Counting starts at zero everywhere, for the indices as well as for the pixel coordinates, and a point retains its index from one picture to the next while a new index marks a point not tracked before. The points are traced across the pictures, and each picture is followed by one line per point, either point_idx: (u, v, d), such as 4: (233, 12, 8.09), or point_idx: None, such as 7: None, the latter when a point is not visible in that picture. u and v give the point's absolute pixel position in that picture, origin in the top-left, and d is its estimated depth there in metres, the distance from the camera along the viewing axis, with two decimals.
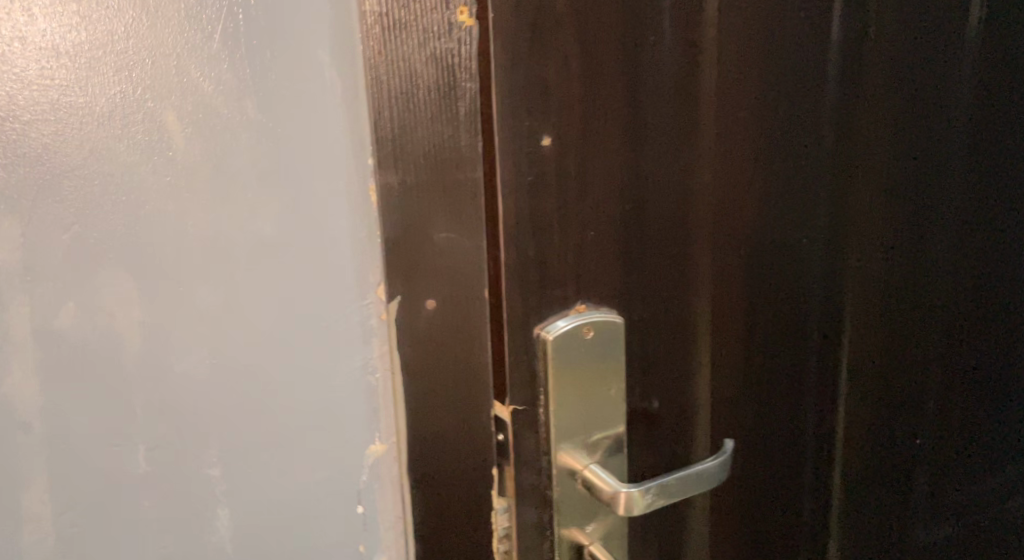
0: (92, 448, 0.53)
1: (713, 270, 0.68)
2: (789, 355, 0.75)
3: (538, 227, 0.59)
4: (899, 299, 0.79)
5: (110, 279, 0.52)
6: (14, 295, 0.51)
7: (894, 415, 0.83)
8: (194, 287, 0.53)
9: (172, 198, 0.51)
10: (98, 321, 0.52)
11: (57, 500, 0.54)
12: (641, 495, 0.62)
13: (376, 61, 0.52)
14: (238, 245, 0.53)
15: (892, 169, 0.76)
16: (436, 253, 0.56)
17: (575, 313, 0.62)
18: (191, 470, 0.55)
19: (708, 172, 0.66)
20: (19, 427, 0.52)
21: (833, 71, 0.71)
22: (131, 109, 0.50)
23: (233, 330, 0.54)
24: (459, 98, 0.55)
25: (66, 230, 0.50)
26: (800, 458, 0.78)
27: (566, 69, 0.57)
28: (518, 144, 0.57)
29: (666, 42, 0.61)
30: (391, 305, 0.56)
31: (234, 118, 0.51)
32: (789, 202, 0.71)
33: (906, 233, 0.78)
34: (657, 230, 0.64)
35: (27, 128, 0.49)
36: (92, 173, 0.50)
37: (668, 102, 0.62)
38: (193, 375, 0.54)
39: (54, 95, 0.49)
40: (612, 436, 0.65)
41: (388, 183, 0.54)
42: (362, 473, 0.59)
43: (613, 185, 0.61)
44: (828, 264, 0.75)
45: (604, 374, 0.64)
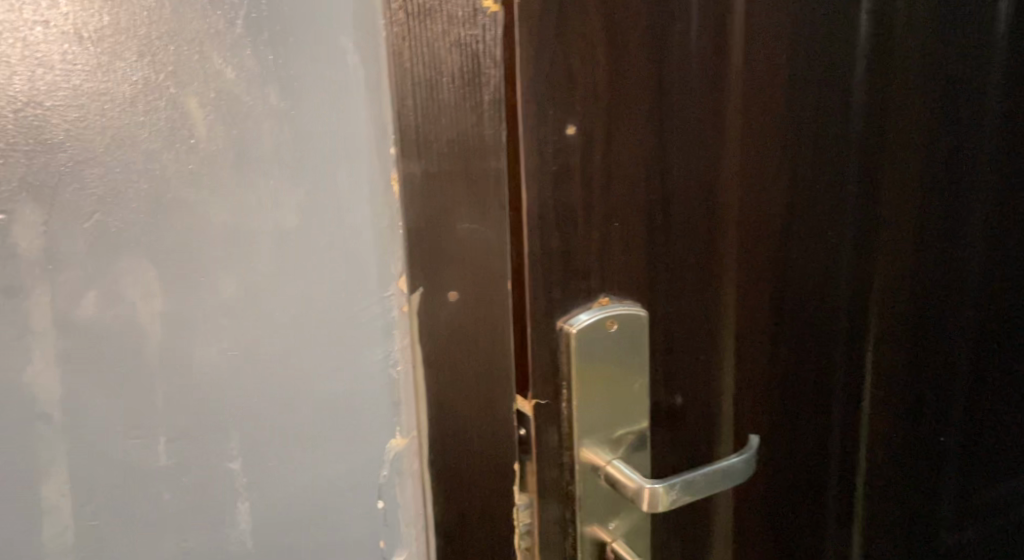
0: (113, 441, 0.53)
1: (739, 263, 0.67)
2: (816, 352, 0.73)
3: (562, 219, 0.58)
4: (924, 294, 0.78)
5: (132, 269, 0.51)
6: (35, 285, 0.50)
7: (919, 411, 0.82)
8: (217, 278, 0.52)
9: (195, 187, 0.51)
10: (120, 312, 0.51)
11: (78, 493, 0.53)
12: (667, 491, 0.61)
13: (399, 48, 0.51)
14: (260, 236, 0.52)
15: (919, 161, 0.75)
16: (459, 244, 0.55)
17: (598, 305, 0.61)
18: (212, 462, 0.55)
19: (734, 164, 0.65)
20: (39, 417, 0.51)
21: (862, 61, 0.69)
22: (153, 95, 0.49)
23: (255, 322, 0.53)
24: (484, 86, 0.54)
25: (88, 218, 0.50)
26: (825, 457, 0.77)
27: (591, 57, 0.56)
28: (543, 133, 0.56)
29: (693, 31, 0.60)
30: (414, 296, 0.55)
31: (257, 106, 0.51)
32: (817, 195, 0.70)
33: (930, 227, 0.77)
34: (683, 222, 0.63)
35: (49, 114, 0.48)
36: (114, 160, 0.49)
37: (695, 92, 0.61)
38: (214, 367, 0.53)
39: (76, 81, 0.48)
40: (635, 431, 0.64)
41: (411, 173, 0.53)
42: (382, 467, 0.58)
43: (638, 177, 0.60)
44: (856, 258, 0.73)
45: (627, 369, 0.63)
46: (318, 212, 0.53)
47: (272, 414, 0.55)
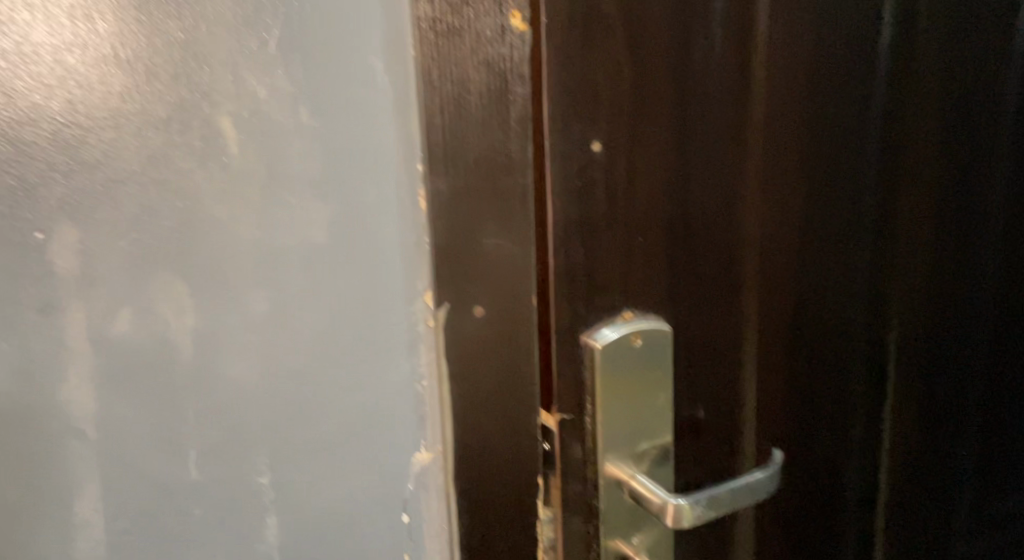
0: (145, 455, 0.54)
1: (761, 278, 0.67)
2: (836, 365, 0.73)
3: (587, 234, 0.58)
4: (943, 305, 0.78)
5: (165, 286, 0.52)
6: (72, 303, 0.51)
7: (938, 424, 0.82)
8: (246, 294, 0.53)
9: (226, 205, 0.52)
10: (153, 328, 0.52)
11: (110, 507, 0.54)
12: (691, 507, 0.61)
13: (428, 67, 0.51)
14: (288, 252, 0.53)
15: (938, 174, 0.75)
16: (486, 259, 0.54)
17: (623, 320, 0.61)
18: (240, 476, 0.55)
19: (756, 178, 0.65)
20: (74, 433, 0.53)
21: (882, 75, 0.69)
22: (187, 116, 0.50)
23: (283, 337, 0.54)
24: (511, 103, 0.54)
25: (122, 237, 0.51)
26: (846, 470, 0.77)
27: (616, 74, 0.56)
28: (568, 150, 0.56)
29: (717, 47, 0.60)
30: (440, 313, 0.54)
31: (288, 126, 0.51)
32: (838, 209, 0.70)
33: (949, 240, 0.77)
34: (706, 237, 0.63)
35: (86, 134, 0.50)
36: (149, 180, 0.50)
37: (717, 107, 0.61)
38: (243, 382, 0.54)
39: (113, 102, 0.49)
40: (659, 445, 0.64)
41: (438, 187, 0.52)
42: (407, 482, 0.58)
43: (662, 192, 0.60)
44: (876, 272, 0.73)
45: (651, 383, 0.63)
46: (346, 228, 0.54)
47: (299, 429, 0.56)
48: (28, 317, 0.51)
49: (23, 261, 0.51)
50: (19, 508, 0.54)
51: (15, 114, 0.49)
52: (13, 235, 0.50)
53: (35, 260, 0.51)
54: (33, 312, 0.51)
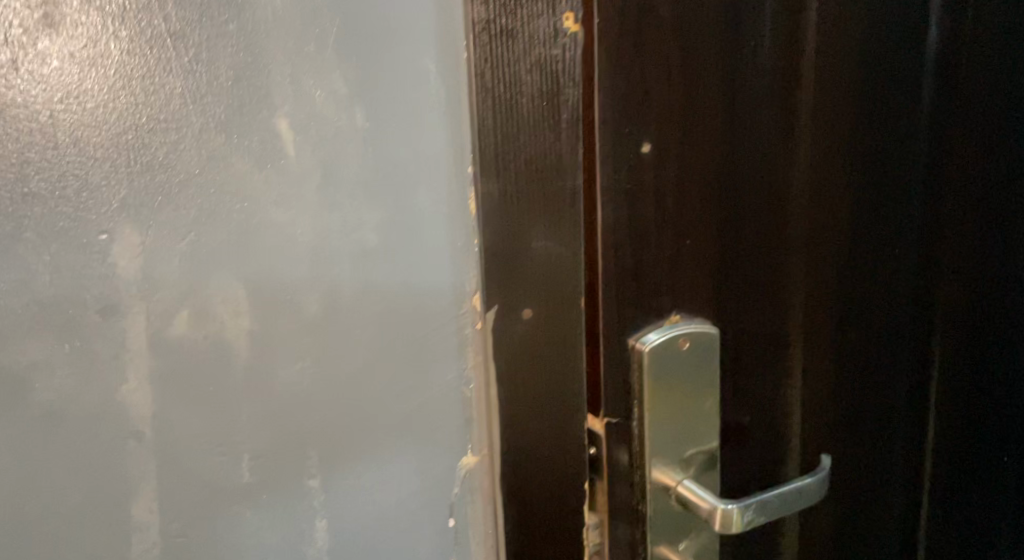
0: (199, 458, 0.53)
1: (808, 281, 0.66)
2: (883, 371, 0.72)
3: (635, 237, 0.57)
4: (987, 311, 0.77)
5: (221, 287, 0.51)
6: (132, 305, 0.51)
7: (981, 432, 0.81)
8: (301, 296, 0.53)
9: (283, 207, 0.51)
10: (210, 330, 0.52)
11: (165, 511, 0.53)
12: (741, 513, 0.60)
13: (481, 69, 0.52)
14: (343, 256, 0.53)
15: (983, 177, 0.74)
16: (534, 262, 0.55)
17: (670, 323, 0.60)
18: (292, 481, 0.55)
19: (805, 181, 0.64)
20: (132, 436, 0.52)
21: (930, 78, 0.69)
22: (246, 118, 0.50)
23: (336, 340, 0.54)
24: (563, 105, 0.54)
25: (182, 239, 0.50)
26: (890, 479, 0.75)
27: (667, 75, 0.56)
28: (619, 151, 0.55)
29: (767, 49, 0.60)
30: (488, 315, 0.55)
31: (344, 128, 0.51)
32: (885, 213, 0.69)
33: (994, 246, 0.76)
34: (753, 241, 0.63)
35: (148, 135, 0.49)
36: (208, 182, 0.50)
37: (767, 110, 0.61)
38: (296, 384, 0.54)
39: (175, 104, 0.49)
40: (706, 451, 0.63)
41: (490, 192, 0.53)
42: (454, 486, 0.59)
43: (710, 195, 0.60)
44: (922, 277, 0.72)
45: (700, 388, 0.62)
46: (400, 231, 0.54)
47: (350, 432, 0.56)
48: (86, 318, 0.50)
49: (83, 261, 0.50)
50: (75, 514, 0.52)
51: (75, 117, 0.48)
52: (76, 237, 0.49)
53: (95, 259, 0.50)
54: (91, 312, 0.50)
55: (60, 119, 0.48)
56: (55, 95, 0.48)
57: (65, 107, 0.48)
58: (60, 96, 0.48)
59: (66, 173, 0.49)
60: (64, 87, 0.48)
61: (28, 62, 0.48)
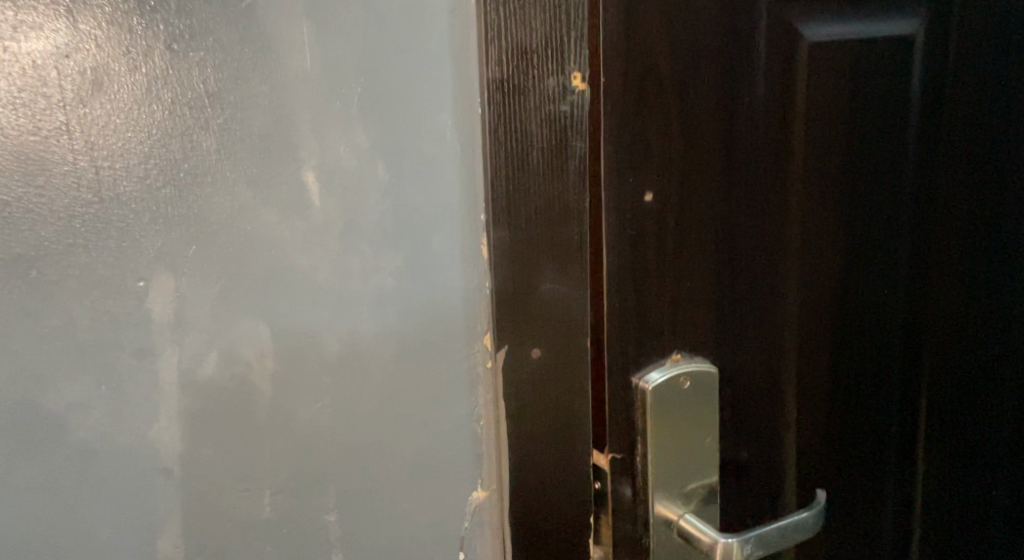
0: (223, 493, 0.56)
1: (800, 321, 0.69)
2: (872, 407, 0.75)
3: (638, 279, 0.60)
4: (975, 350, 0.80)
5: (249, 329, 0.54)
6: (165, 347, 0.53)
7: (971, 468, 0.82)
8: (322, 338, 0.55)
9: (307, 254, 0.54)
10: (238, 370, 0.54)
11: (190, 545, 0.56)
12: (742, 546, 0.61)
13: (495, 126, 0.54)
14: (362, 300, 0.56)
15: (968, 220, 0.76)
16: (543, 303, 0.58)
17: (671, 362, 0.63)
18: (310, 516, 0.57)
19: (797, 225, 0.67)
20: (161, 473, 0.55)
21: (914, 128, 0.72)
22: (277, 173, 0.53)
23: (354, 380, 0.57)
24: (571, 156, 0.57)
25: (214, 285, 0.53)
26: (882, 511, 0.78)
27: (668, 129, 0.59)
28: (623, 201, 0.58)
29: (760, 103, 0.64)
30: (499, 354, 0.57)
31: (366, 180, 0.55)
32: (872, 256, 0.72)
33: (981, 285, 0.79)
34: (748, 283, 0.66)
35: (185, 188, 0.52)
36: (239, 231, 0.53)
37: (760, 160, 0.64)
38: (318, 422, 0.56)
39: (211, 160, 0.52)
40: (706, 485, 0.66)
41: (501, 238, 0.56)
42: (463, 520, 0.61)
43: (708, 239, 0.63)
44: (909, 316, 0.75)
45: (700, 424, 0.65)
46: (416, 276, 0.57)
47: (365, 468, 0.58)
48: (123, 361, 0.53)
49: (120, 307, 0.53)
50: (105, 548, 0.55)
51: (117, 173, 0.51)
52: (116, 283, 0.52)
53: (132, 304, 0.53)
54: (128, 354, 0.53)
55: (104, 175, 0.51)
56: (99, 151, 0.51)
57: (108, 163, 0.51)
58: (105, 153, 0.51)
59: (108, 226, 0.52)
60: (107, 145, 0.51)
61: (77, 123, 0.51)
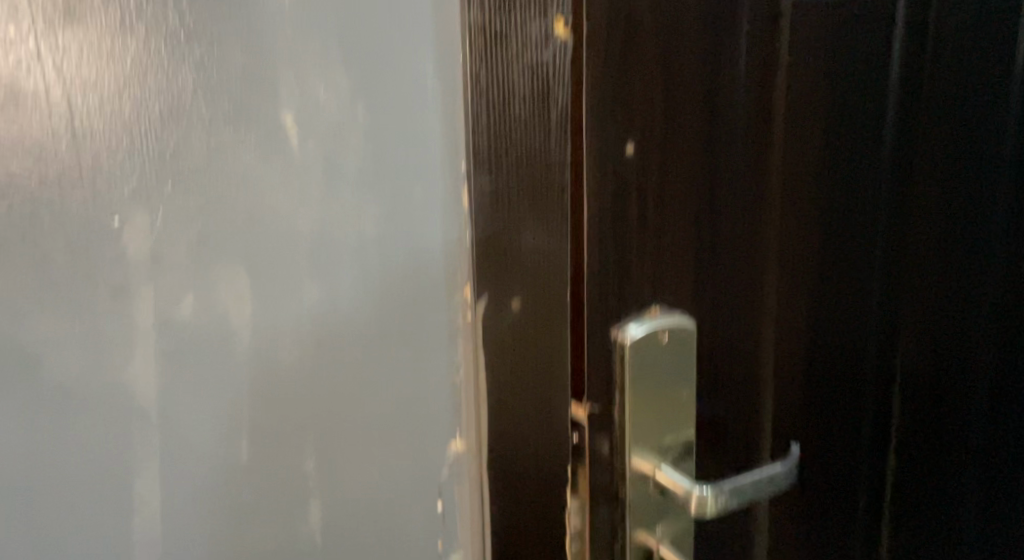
0: (200, 436, 0.55)
1: (779, 276, 0.69)
2: (849, 364, 0.76)
3: (619, 232, 0.59)
4: (948, 310, 0.81)
5: (227, 273, 0.54)
6: (140, 287, 0.53)
7: (942, 423, 0.84)
8: (300, 284, 0.55)
9: (286, 197, 0.54)
10: (214, 313, 0.54)
11: (167, 486, 0.56)
12: (715, 497, 0.64)
13: (476, 71, 0.54)
14: (343, 247, 0.56)
15: (946, 181, 0.77)
16: (523, 253, 0.57)
17: (650, 315, 0.63)
18: (288, 462, 0.57)
19: (777, 180, 0.67)
20: (137, 413, 0.54)
21: (894, 86, 0.72)
22: (253, 113, 0.53)
23: (333, 327, 0.56)
24: (553, 104, 0.56)
25: (191, 225, 0.53)
26: (858, 467, 0.79)
27: (650, 78, 0.59)
28: (606, 150, 0.57)
29: (742, 55, 0.63)
30: (477, 305, 0.56)
31: (345, 123, 0.54)
32: (852, 214, 0.72)
33: (957, 243, 0.80)
34: (728, 237, 0.66)
35: (160, 126, 0.52)
36: (215, 171, 0.53)
37: (742, 112, 0.64)
38: (295, 368, 0.56)
39: (186, 97, 0.52)
40: (683, 440, 0.66)
41: (482, 187, 0.55)
42: (442, 471, 0.60)
43: (689, 192, 0.63)
44: (887, 274, 0.76)
45: (677, 380, 0.65)
46: (397, 224, 0.56)
47: (344, 415, 0.58)
48: (98, 299, 0.53)
49: (96, 244, 0.52)
50: (82, 486, 0.55)
51: (92, 107, 0.51)
52: (91, 220, 0.52)
53: (108, 243, 0.52)
54: (104, 293, 0.53)
55: (78, 109, 0.51)
56: (73, 84, 0.51)
57: (82, 97, 0.51)
58: (79, 86, 0.51)
59: (81, 162, 0.51)
60: (82, 79, 0.51)
61: (50, 55, 0.50)
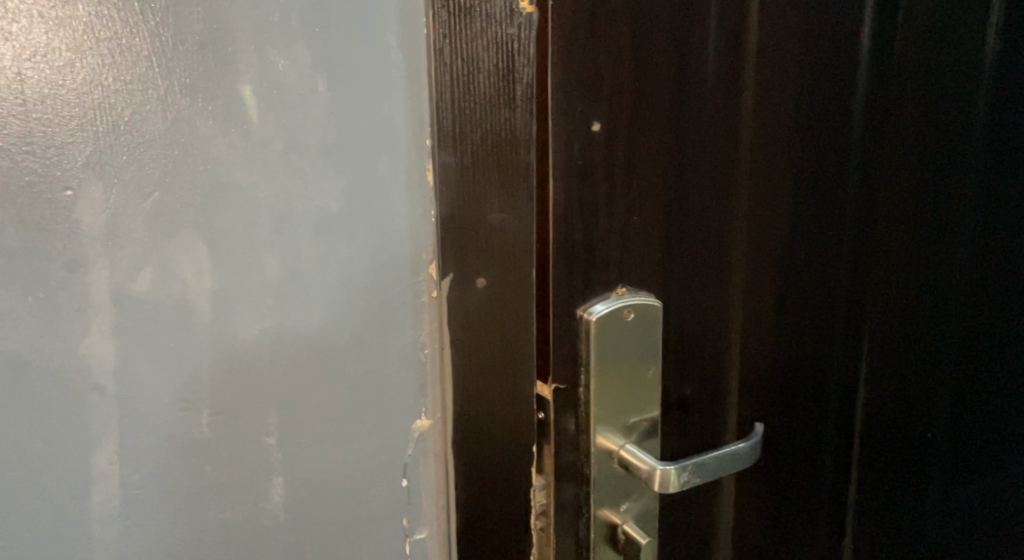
0: (159, 412, 0.55)
1: (747, 259, 0.70)
2: (815, 346, 0.76)
3: (587, 212, 0.60)
4: (916, 295, 0.81)
5: (185, 246, 0.53)
6: (96, 260, 0.52)
7: (910, 409, 0.85)
8: (262, 257, 0.54)
9: (246, 171, 0.53)
10: (172, 287, 0.53)
11: (125, 462, 0.55)
12: (678, 473, 0.64)
13: (441, 45, 0.55)
14: (305, 221, 0.55)
15: (915, 166, 0.78)
16: (488, 232, 0.58)
17: (616, 295, 0.64)
18: (250, 439, 0.56)
19: (746, 163, 0.68)
20: (93, 387, 0.53)
21: (863, 70, 0.72)
22: (211, 84, 0.52)
23: (295, 303, 0.56)
24: (518, 83, 0.57)
25: (148, 197, 0.52)
26: (821, 447, 0.80)
27: (617, 58, 0.59)
28: (572, 128, 0.58)
29: (711, 36, 0.63)
30: (444, 283, 0.58)
31: (306, 97, 0.54)
32: (820, 199, 0.73)
33: (926, 229, 0.80)
34: (696, 219, 0.66)
35: (114, 95, 0.51)
36: (172, 143, 0.52)
37: (711, 93, 0.64)
38: (256, 343, 0.55)
39: (141, 68, 0.51)
40: (648, 419, 0.67)
41: (446, 163, 0.56)
42: (407, 447, 0.61)
43: (656, 172, 0.63)
44: (854, 258, 0.76)
45: (642, 359, 0.66)
46: (360, 198, 0.56)
47: (307, 392, 0.57)
48: (52, 272, 0.52)
49: (49, 216, 0.51)
50: (37, 462, 0.54)
51: (42, 75, 0.50)
52: (43, 191, 0.51)
53: (61, 215, 0.51)
54: (58, 266, 0.52)
55: (28, 77, 0.50)
56: (23, 52, 0.50)
57: (33, 65, 0.50)
58: (30, 54, 0.50)
59: (33, 130, 0.50)
60: (32, 46, 0.50)
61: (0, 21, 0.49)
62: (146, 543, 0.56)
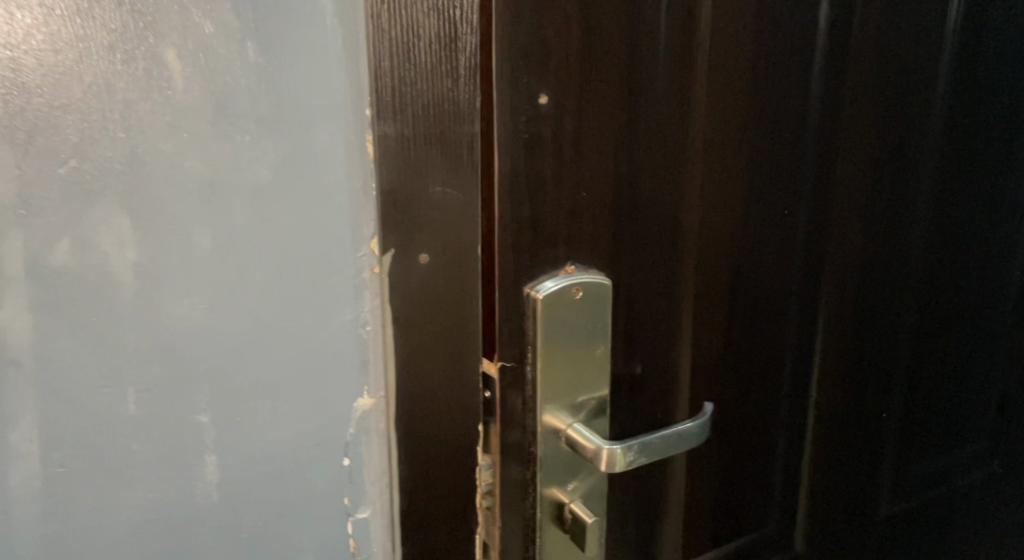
0: (82, 389, 0.52)
1: (700, 237, 0.69)
2: (768, 326, 0.76)
3: (533, 187, 0.59)
4: (872, 275, 0.81)
5: (106, 216, 0.51)
6: (9, 230, 0.49)
7: (864, 389, 0.85)
8: (190, 229, 0.52)
9: (172, 139, 0.51)
10: (93, 258, 0.51)
11: (47, 440, 0.52)
12: (624, 453, 0.63)
13: (378, 10, 0.53)
14: (237, 192, 0.52)
15: (873, 145, 0.77)
16: (431, 206, 0.57)
17: (565, 273, 0.63)
18: (180, 415, 0.54)
19: (699, 140, 0.66)
20: (9, 363, 0.51)
21: (821, 47, 0.71)
22: (132, 45, 0.49)
23: (227, 278, 0.53)
24: (460, 51, 0.55)
25: (63, 164, 0.49)
26: (773, 428, 0.80)
27: (564, 30, 0.58)
28: (517, 100, 0.57)
29: (663, 8, 0.62)
30: (385, 258, 0.56)
31: (235, 61, 0.51)
32: (775, 178, 0.72)
33: (883, 210, 0.79)
34: (647, 197, 0.65)
35: (26, 57, 0.48)
36: (90, 108, 0.49)
37: (662, 66, 0.63)
38: (185, 319, 0.53)
39: (55, 28, 0.48)
40: (596, 398, 0.66)
41: (386, 136, 0.54)
42: (349, 426, 0.59)
43: (606, 148, 0.62)
44: (809, 238, 0.76)
45: (591, 337, 0.65)
46: (294, 169, 0.53)
47: (241, 369, 0.55)
48: None
49: None
50: None
51: None
52: None
53: None
54: None
55: None
56: None
57: None
58: None
59: None
60: None
61: None
62: (70, 525, 0.54)
